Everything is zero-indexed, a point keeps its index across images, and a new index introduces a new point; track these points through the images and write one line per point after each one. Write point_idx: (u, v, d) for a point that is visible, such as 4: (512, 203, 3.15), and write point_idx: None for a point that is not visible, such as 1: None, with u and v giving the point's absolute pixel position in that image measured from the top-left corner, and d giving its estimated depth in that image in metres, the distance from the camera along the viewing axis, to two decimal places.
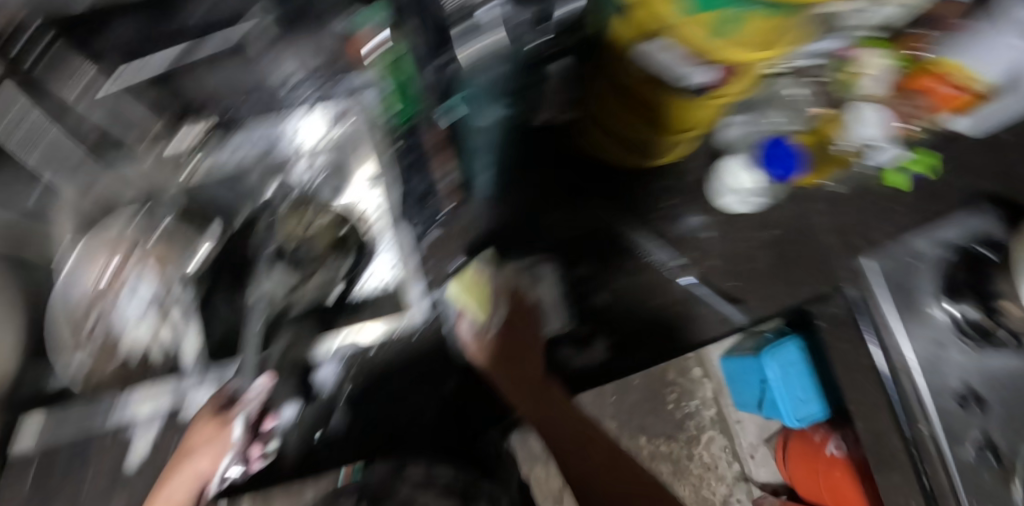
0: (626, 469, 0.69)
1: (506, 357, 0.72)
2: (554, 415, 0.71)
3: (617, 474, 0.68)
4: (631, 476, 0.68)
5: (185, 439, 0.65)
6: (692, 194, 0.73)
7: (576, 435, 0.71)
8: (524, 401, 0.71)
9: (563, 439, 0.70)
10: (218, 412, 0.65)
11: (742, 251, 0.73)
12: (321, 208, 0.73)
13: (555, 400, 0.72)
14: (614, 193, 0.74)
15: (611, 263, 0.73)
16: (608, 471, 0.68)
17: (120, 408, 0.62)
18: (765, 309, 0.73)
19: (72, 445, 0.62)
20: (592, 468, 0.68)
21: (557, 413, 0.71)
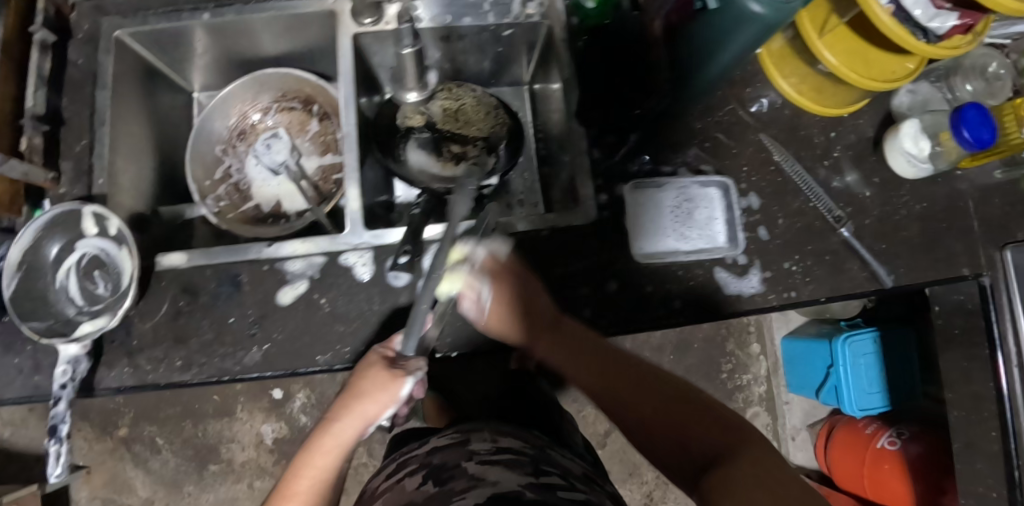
0: (685, 409, 0.49)
1: (520, 310, 0.59)
2: (598, 374, 0.56)
3: (688, 414, 0.49)
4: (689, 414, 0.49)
5: (354, 387, 0.53)
6: (857, 149, 0.72)
7: (617, 381, 0.55)
8: (560, 356, 0.58)
9: (618, 405, 0.53)
10: (393, 364, 0.53)
11: (894, 216, 0.70)
12: (475, 99, 0.75)
13: (590, 353, 0.57)
14: (787, 132, 0.71)
15: (773, 199, 0.68)
16: (663, 415, 0.50)
17: (269, 248, 0.60)
18: (910, 279, 0.69)
19: (211, 273, 0.60)
20: (640, 418, 0.51)
21: (589, 367, 0.57)
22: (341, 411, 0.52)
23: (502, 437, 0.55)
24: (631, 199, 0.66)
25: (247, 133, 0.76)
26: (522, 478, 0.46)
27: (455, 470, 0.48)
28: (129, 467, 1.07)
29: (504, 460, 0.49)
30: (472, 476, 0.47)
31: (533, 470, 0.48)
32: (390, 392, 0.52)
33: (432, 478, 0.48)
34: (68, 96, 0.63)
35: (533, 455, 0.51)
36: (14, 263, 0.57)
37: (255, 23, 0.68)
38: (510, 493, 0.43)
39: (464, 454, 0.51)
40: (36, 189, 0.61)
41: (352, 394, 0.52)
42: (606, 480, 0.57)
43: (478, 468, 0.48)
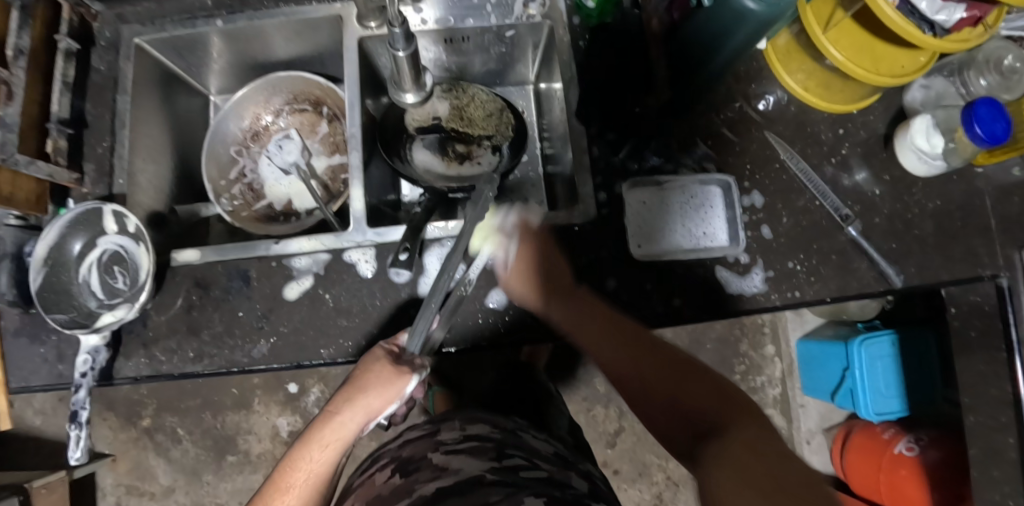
0: (691, 380, 0.48)
1: (540, 275, 0.60)
2: (611, 332, 0.54)
3: (693, 383, 0.47)
4: (693, 386, 0.47)
5: (359, 379, 0.51)
6: (868, 147, 0.70)
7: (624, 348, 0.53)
8: (572, 320, 0.57)
9: (622, 369, 0.52)
10: (397, 362, 0.53)
11: (906, 214, 0.68)
12: (481, 96, 0.76)
13: (610, 324, 0.55)
14: (794, 130, 0.70)
15: (778, 196, 0.67)
16: (666, 381, 0.48)
17: (277, 245, 0.62)
18: (922, 279, 0.67)
19: (221, 268, 0.62)
20: (645, 382, 0.49)
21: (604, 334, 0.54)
22: (344, 404, 0.50)
23: (471, 424, 0.54)
24: (629, 199, 0.66)
25: (260, 135, 0.78)
26: (484, 463, 0.45)
27: (420, 461, 0.47)
28: (152, 455, 1.12)
29: (469, 448, 0.48)
30: (436, 465, 0.46)
31: (497, 454, 0.47)
32: (396, 388, 0.51)
33: (398, 470, 0.47)
34: (92, 100, 0.66)
35: (500, 440, 0.51)
36: (40, 259, 0.60)
37: (268, 28, 0.70)
38: (470, 479, 0.43)
39: (431, 445, 0.50)
40: (61, 188, 0.65)
41: (357, 386, 0.50)
42: (583, 462, 0.56)
43: (443, 458, 0.47)
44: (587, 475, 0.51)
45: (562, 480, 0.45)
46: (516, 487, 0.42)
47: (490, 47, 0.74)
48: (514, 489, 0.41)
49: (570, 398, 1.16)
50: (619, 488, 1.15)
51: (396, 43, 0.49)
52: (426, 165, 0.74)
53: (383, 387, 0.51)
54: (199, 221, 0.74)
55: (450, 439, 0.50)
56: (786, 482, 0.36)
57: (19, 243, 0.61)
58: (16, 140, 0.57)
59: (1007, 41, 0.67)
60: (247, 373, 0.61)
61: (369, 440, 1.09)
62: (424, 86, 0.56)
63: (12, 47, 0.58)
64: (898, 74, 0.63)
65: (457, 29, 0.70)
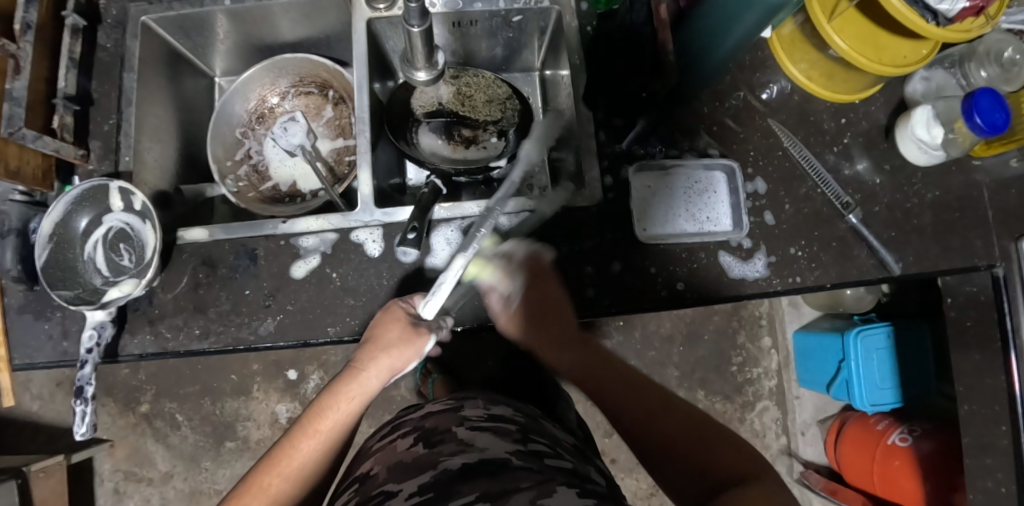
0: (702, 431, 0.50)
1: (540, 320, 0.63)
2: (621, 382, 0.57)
3: (711, 440, 0.49)
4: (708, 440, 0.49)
5: (378, 337, 0.55)
6: (869, 137, 0.71)
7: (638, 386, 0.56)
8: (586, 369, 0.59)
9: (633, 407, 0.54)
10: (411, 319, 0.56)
11: (905, 204, 0.69)
12: (488, 81, 0.77)
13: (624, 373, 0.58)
14: (797, 119, 0.71)
15: (780, 184, 0.68)
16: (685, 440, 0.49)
17: (284, 224, 0.62)
18: (920, 267, 0.67)
19: (229, 247, 0.62)
20: (675, 440, 0.49)
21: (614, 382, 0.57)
22: (366, 360, 0.54)
23: (495, 405, 0.55)
24: (635, 182, 0.67)
25: (265, 117, 0.79)
26: (509, 445, 0.45)
27: (445, 434, 0.47)
28: (151, 441, 1.12)
29: (494, 427, 0.48)
30: (462, 440, 0.46)
31: (520, 437, 0.47)
32: (412, 346, 0.55)
33: (422, 440, 0.47)
34: (97, 78, 0.66)
35: (523, 425, 0.51)
36: (46, 235, 0.60)
37: (277, 9, 0.70)
38: (497, 460, 0.42)
39: (456, 419, 0.50)
40: (66, 165, 0.64)
41: (373, 343, 0.54)
42: (595, 456, 0.56)
43: (468, 433, 0.47)
44: (603, 472, 0.51)
45: (584, 473, 0.45)
46: (540, 470, 0.42)
47: (498, 31, 0.74)
48: (542, 475, 0.41)
49: (569, 388, 1.16)
50: (616, 477, 1.15)
51: (411, 19, 0.49)
52: (431, 149, 0.74)
53: (402, 344, 0.55)
54: (203, 202, 0.74)
55: (474, 418, 0.50)
56: None
57: (25, 219, 0.61)
58: (23, 114, 0.57)
59: (1007, 34, 0.69)
60: (253, 351, 0.61)
61: (369, 427, 1.09)
62: (435, 64, 0.57)
63: (19, 21, 0.58)
64: (900, 64, 0.64)
65: (465, 13, 0.70)
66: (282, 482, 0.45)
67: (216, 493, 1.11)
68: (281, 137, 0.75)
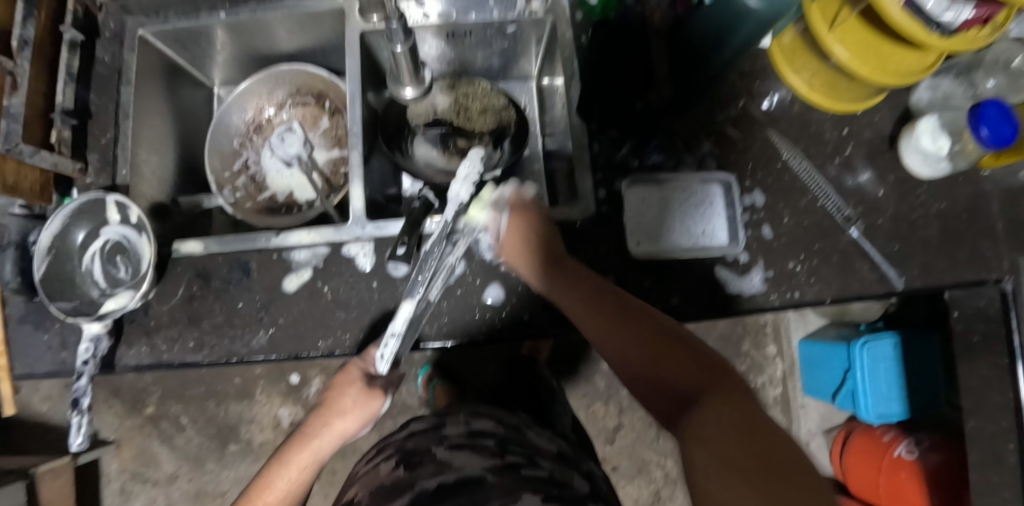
0: (668, 339, 0.46)
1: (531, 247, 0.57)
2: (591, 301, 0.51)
3: (674, 351, 0.45)
4: (673, 358, 0.45)
5: (333, 403, 0.56)
6: (872, 147, 0.70)
7: (607, 316, 0.49)
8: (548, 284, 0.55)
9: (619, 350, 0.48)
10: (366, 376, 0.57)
11: (909, 217, 0.67)
12: (484, 91, 0.76)
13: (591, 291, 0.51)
14: (798, 129, 0.70)
15: (779, 196, 0.67)
16: (648, 350, 0.46)
17: (277, 238, 0.62)
18: (924, 282, 0.66)
19: (222, 260, 0.63)
20: (635, 362, 0.47)
21: (580, 301, 0.52)
22: (320, 426, 0.55)
23: (476, 418, 0.54)
24: (630, 194, 0.66)
25: (263, 127, 0.79)
26: (486, 460, 0.44)
27: (425, 454, 0.47)
28: (156, 442, 1.14)
29: (473, 444, 0.48)
30: (441, 460, 0.45)
31: (498, 451, 0.47)
32: (366, 409, 0.56)
33: (403, 462, 0.47)
34: (96, 91, 0.67)
35: (503, 437, 0.50)
36: (45, 247, 0.61)
37: (271, 21, 0.71)
38: (472, 478, 0.42)
39: (436, 438, 0.49)
40: (66, 178, 0.65)
41: (330, 410, 0.55)
42: (585, 458, 0.56)
43: (446, 452, 0.46)
44: (589, 474, 0.50)
45: (561, 480, 0.45)
46: (513, 484, 0.41)
47: (493, 40, 0.74)
48: (514, 487, 0.41)
49: (570, 395, 1.15)
50: (617, 484, 1.15)
51: (394, 37, 0.49)
52: (427, 160, 0.74)
53: (356, 408, 0.56)
54: (203, 213, 0.75)
55: (452, 435, 0.49)
56: (773, 455, 0.35)
57: (23, 233, 0.63)
58: (20, 130, 0.58)
59: (1018, 41, 0.66)
60: (246, 364, 0.61)
61: (369, 432, 1.09)
62: (423, 81, 0.56)
63: (17, 38, 0.59)
64: (903, 73, 0.62)
65: (459, 24, 0.70)
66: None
67: (220, 495, 1.13)
68: (277, 147, 0.75)
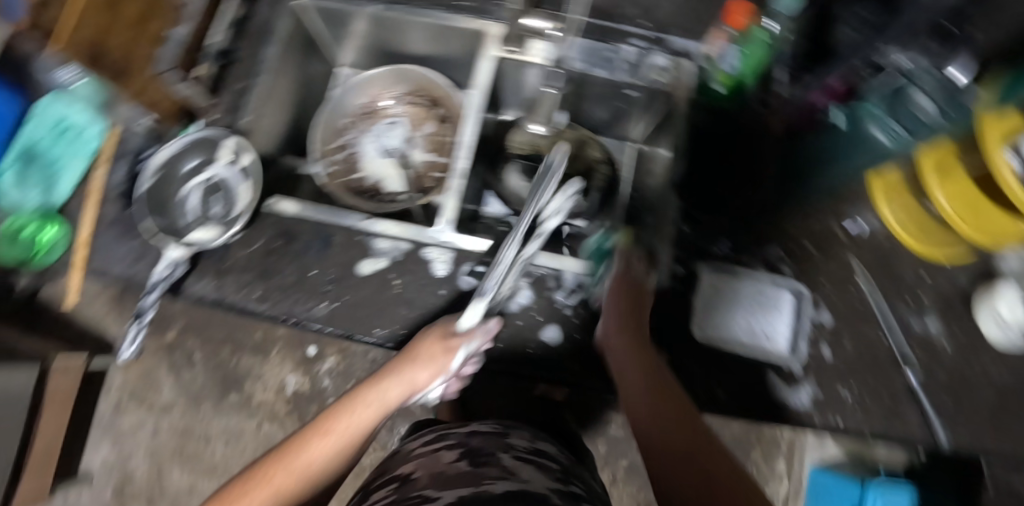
0: (704, 447, 0.44)
1: (633, 325, 0.59)
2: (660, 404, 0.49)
3: (716, 456, 0.43)
4: (713, 458, 0.43)
5: (411, 352, 0.55)
6: (949, 300, 0.69)
7: (666, 405, 0.49)
8: (619, 376, 0.55)
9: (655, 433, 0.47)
10: (449, 336, 0.57)
11: (970, 377, 0.66)
12: (582, 140, 0.75)
13: (653, 383, 0.52)
14: (879, 262, 0.70)
15: (843, 320, 0.67)
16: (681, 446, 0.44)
17: (365, 221, 0.63)
18: (969, 448, 0.64)
19: (307, 226, 0.65)
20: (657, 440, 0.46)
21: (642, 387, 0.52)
22: (398, 370, 0.53)
23: (541, 440, 0.53)
24: (704, 281, 0.67)
25: (372, 115, 0.83)
26: (552, 483, 0.43)
27: (490, 457, 0.46)
28: (164, 370, 1.16)
29: (539, 462, 0.47)
30: (506, 467, 0.44)
31: (564, 478, 0.46)
32: (442, 362, 0.55)
33: (467, 457, 0.46)
34: (243, 42, 0.72)
35: (568, 467, 0.49)
36: (157, 166, 0.65)
37: (417, 27, 0.76)
38: (537, 495, 0.40)
39: (502, 445, 0.49)
40: (192, 111, 0.70)
41: (410, 358, 0.54)
42: None
43: (513, 461, 0.46)
44: None
45: None
46: None
47: (612, 98, 0.75)
48: None
49: None
50: None
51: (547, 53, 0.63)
52: (517, 193, 0.73)
53: (433, 358, 0.55)
54: (294, 176, 0.78)
55: (516, 446, 0.48)
56: None
57: (142, 147, 0.70)
58: None
59: None
60: (300, 327, 0.64)
61: None
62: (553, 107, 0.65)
63: None
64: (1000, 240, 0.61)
65: (586, 75, 0.71)
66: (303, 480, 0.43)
67: (206, 439, 1.15)
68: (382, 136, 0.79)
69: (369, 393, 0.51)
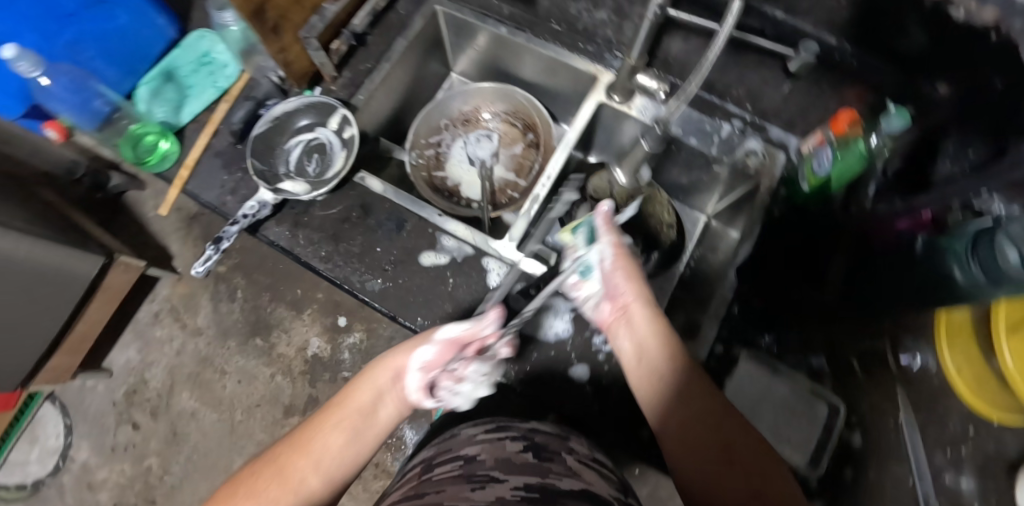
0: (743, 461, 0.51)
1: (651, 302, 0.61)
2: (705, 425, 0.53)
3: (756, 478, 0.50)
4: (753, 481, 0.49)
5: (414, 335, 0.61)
6: (986, 461, 0.67)
7: (695, 423, 0.54)
8: (664, 401, 0.56)
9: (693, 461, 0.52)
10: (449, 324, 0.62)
11: None
12: (657, 200, 0.74)
13: (700, 390, 0.55)
14: (925, 402, 0.69)
15: (873, 449, 0.66)
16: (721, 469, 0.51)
17: (439, 217, 0.69)
18: None
19: (388, 207, 0.70)
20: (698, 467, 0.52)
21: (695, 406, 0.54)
22: (397, 352, 0.60)
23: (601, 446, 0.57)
24: (738, 368, 0.66)
25: (469, 122, 0.87)
26: (612, 489, 0.49)
27: (554, 455, 0.51)
28: (206, 296, 1.22)
29: (599, 468, 0.52)
30: (569, 467, 0.49)
31: (622, 487, 0.51)
32: (429, 335, 0.59)
33: (531, 450, 0.51)
34: (379, 28, 0.78)
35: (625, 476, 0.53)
36: (274, 115, 0.73)
37: (534, 54, 0.79)
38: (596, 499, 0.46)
39: (565, 444, 0.53)
40: (317, 77, 0.76)
41: (407, 339, 0.60)
42: None
43: (576, 463, 0.51)
44: None
45: None
46: None
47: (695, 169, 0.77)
48: None
49: None
50: None
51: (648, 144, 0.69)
52: None
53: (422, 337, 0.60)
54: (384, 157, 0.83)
55: (580, 449, 0.53)
56: None
57: (267, 95, 0.76)
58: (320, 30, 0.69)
59: None
60: (351, 294, 0.67)
61: None
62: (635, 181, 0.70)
63: None
64: None
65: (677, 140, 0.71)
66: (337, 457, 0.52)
67: (222, 373, 1.20)
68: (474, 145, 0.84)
69: (357, 385, 0.58)
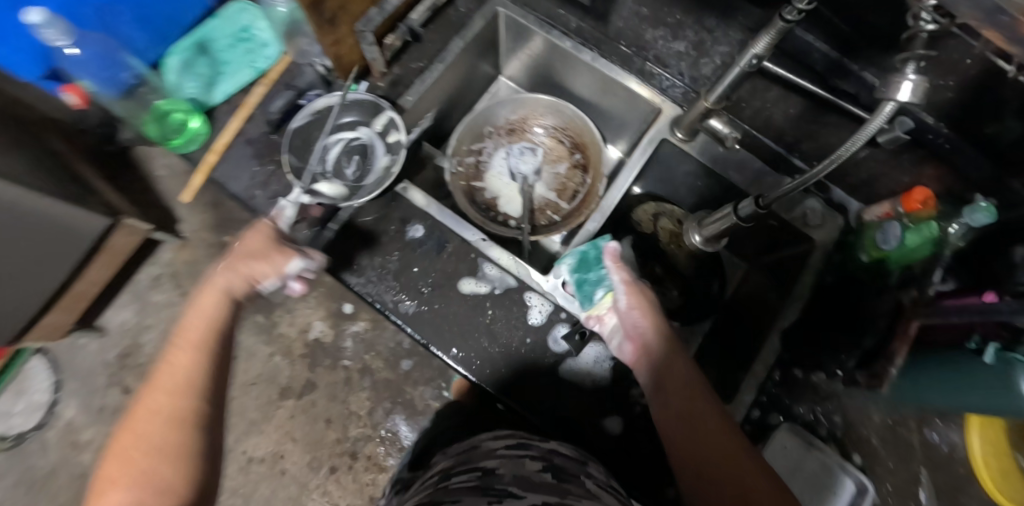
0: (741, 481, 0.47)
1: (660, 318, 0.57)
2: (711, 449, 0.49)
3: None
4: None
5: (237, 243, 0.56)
6: None
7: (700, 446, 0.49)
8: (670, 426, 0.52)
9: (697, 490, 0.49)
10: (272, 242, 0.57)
11: None
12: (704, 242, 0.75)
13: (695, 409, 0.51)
14: None
15: None
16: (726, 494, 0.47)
17: (483, 242, 0.65)
18: None
19: (430, 224, 0.66)
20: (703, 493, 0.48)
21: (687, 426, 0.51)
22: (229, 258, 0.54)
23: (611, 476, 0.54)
24: (779, 437, 0.64)
25: (515, 132, 0.83)
26: None
27: (574, 477, 0.48)
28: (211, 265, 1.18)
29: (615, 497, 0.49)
30: (588, 490, 0.47)
31: None
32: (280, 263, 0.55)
33: (551, 471, 0.49)
34: (436, 25, 0.72)
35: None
36: (316, 109, 0.68)
37: (595, 73, 0.74)
38: None
39: (582, 470, 0.51)
40: (365, 71, 0.70)
41: (245, 257, 0.55)
42: None
43: (594, 487, 0.48)
44: None
45: None
46: None
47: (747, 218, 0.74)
48: None
49: None
50: None
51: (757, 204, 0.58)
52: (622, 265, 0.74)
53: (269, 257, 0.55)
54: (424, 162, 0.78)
55: (598, 475, 0.51)
56: None
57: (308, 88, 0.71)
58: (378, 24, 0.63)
59: None
60: (383, 314, 0.64)
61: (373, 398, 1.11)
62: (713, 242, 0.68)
63: None
64: None
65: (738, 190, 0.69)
66: (145, 458, 0.43)
67: None
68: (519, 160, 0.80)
69: (192, 335, 0.50)
